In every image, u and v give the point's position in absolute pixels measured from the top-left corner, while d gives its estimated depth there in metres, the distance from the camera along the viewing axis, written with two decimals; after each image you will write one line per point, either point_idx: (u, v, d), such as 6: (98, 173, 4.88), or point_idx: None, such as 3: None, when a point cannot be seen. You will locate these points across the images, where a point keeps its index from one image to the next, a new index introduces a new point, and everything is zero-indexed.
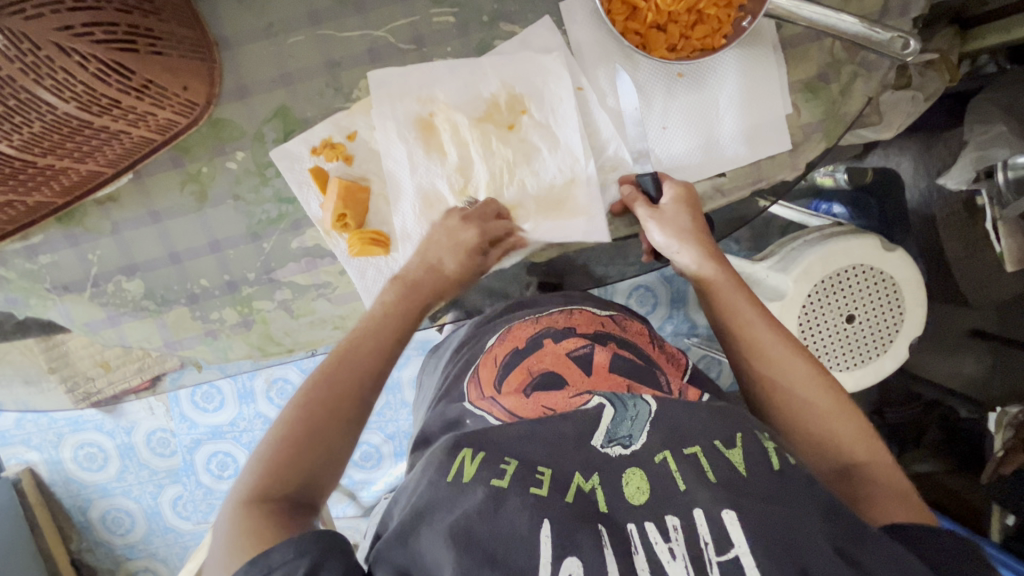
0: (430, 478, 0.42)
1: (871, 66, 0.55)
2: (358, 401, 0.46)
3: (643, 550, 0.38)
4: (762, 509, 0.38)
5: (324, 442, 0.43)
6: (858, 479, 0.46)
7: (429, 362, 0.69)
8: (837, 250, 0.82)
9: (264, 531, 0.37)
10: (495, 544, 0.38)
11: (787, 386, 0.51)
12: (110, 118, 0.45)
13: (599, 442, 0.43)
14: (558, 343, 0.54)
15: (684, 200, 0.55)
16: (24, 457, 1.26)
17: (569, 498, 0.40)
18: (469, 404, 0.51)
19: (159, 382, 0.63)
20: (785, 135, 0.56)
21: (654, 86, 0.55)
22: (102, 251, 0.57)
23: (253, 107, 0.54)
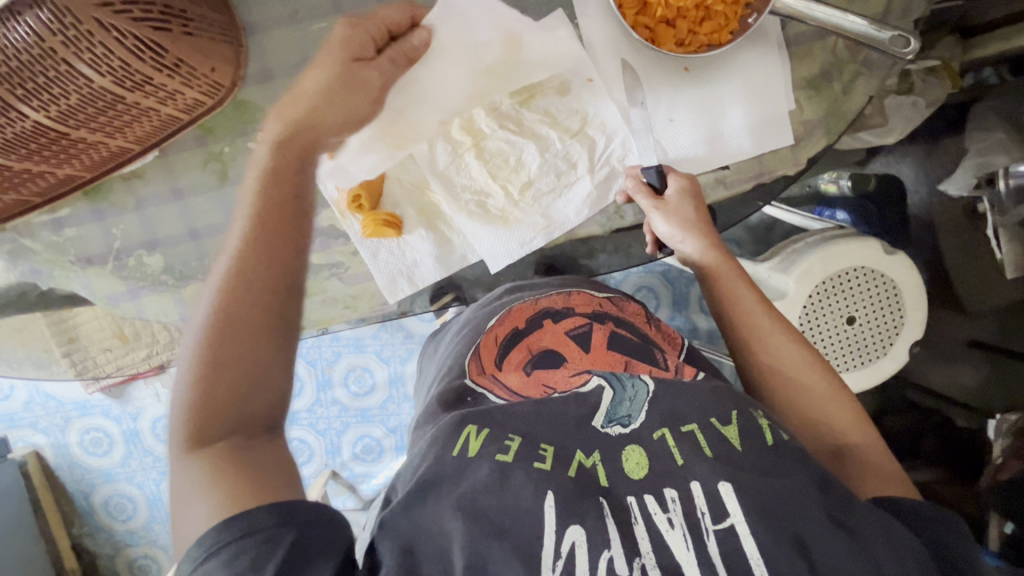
0: (435, 453, 0.44)
1: (873, 65, 0.57)
2: (260, 324, 0.43)
3: (643, 520, 0.39)
4: (757, 482, 0.40)
5: (243, 377, 0.41)
6: (854, 459, 0.48)
7: (428, 348, 0.70)
8: (837, 252, 0.83)
9: (228, 491, 0.37)
10: (501, 513, 0.39)
11: (785, 370, 0.53)
12: (142, 95, 0.48)
13: (599, 423, 0.44)
14: (557, 322, 0.56)
15: (690, 192, 0.57)
16: (31, 440, 1.28)
17: (572, 472, 0.42)
18: (469, 380, 0.52)
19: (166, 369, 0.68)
20: (787, 131, 0.58)
21: (662, 79, 0.57)
22: (125, 226, 0.59)
23: (276, 90, 0.56)
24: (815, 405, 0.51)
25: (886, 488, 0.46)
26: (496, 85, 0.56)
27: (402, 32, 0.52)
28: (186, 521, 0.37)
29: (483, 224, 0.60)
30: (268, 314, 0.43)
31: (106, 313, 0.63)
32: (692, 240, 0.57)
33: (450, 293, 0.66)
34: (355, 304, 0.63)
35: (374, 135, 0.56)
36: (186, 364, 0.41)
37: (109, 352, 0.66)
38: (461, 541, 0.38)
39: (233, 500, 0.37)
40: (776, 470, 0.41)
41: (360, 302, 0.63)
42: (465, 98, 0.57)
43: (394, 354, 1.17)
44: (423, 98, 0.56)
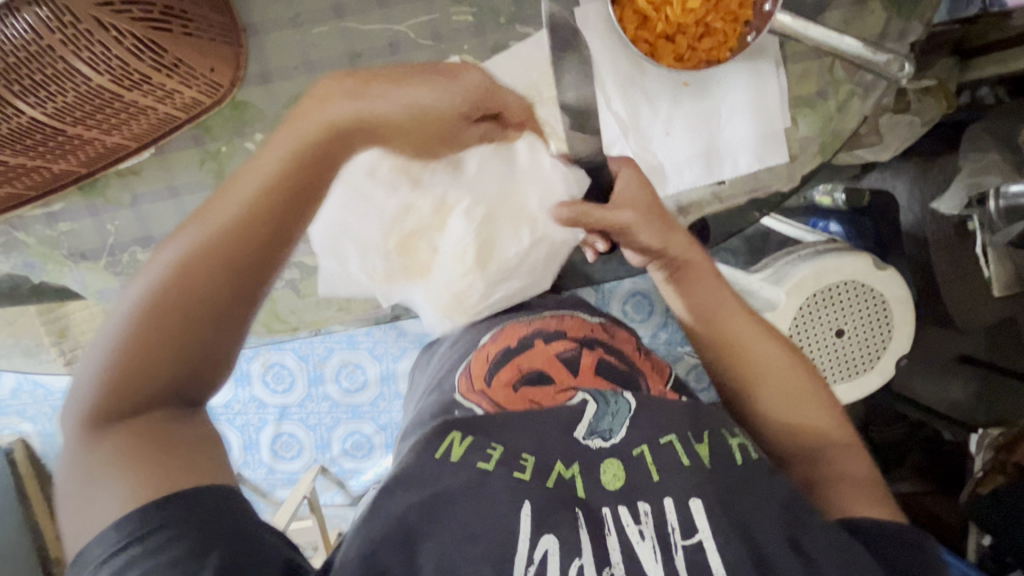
0: (417, 453, 0.44)
1: (869, 85, 0.58)
2: (218, 302, 0.36)
3: (616, 532, 0.40)
4: (725, 503, 0.41)
5: (188, 354, 0.36)
6: (820, 461, 0.49)
7: (421, 358, 0.71)
8: (830, 265, 0.84)
9: (137, 487, 0.34)
10: (474, 518, 0.40)
11: (760, 370, 0.53)
12: (140, 94, 0.48)
13: (581, 435, 0.46)
14: (548, 344, 0.56)
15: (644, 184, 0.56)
16: (18, 427, 1.27)
17: (550, 483, 0.42)
18: (458, 395, 0.53)
19: None
20: (783, 148, 0.58)
21: (660, 94, 0.57)
22: (120, 222, 0.58)
23: (275, 92, 0.56)
24: (791, 414, 0.52)
25: (851, 495, 0.46)
26: None
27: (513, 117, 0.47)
28: (89, 503, 0.34)
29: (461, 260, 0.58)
30: (234, 295, 0.36)
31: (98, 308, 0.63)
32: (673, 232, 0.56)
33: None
34: (349, 307, 0.63)
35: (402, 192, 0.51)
36: (128, 306, 0.36)
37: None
38: (434, 541, 0.39)
39: (131, 500, 0.34)
40: (740, 487, 0.42)
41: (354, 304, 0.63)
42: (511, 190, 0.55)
43: (386, 352, 1.17)
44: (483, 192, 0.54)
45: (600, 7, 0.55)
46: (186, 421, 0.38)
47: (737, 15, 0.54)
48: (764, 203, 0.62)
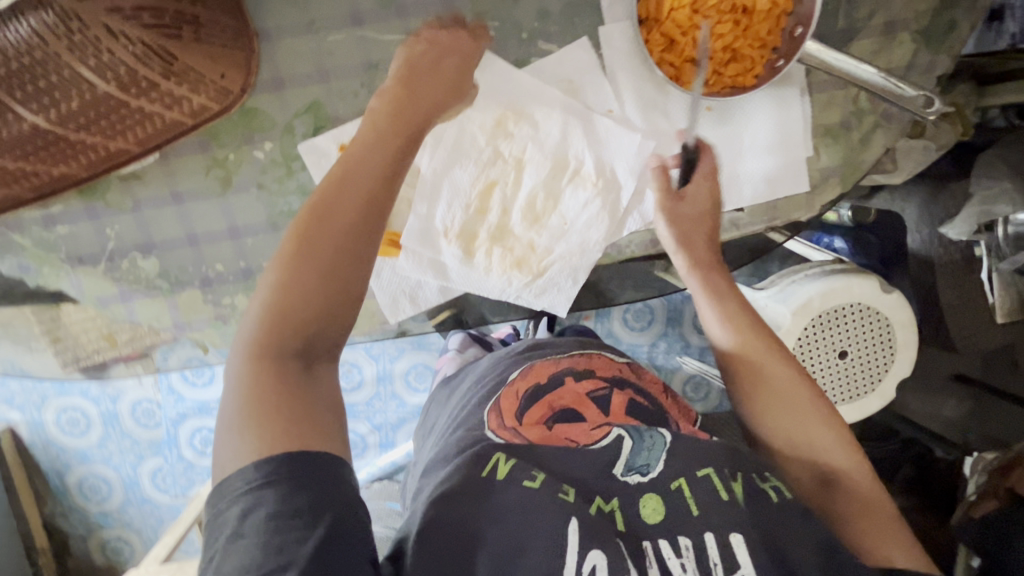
0: (463, 471, 0.44)
1: (893, 118, 0.57)
2: (353, 256, 0.43)
3: (657, 563, 0.41)
4: (767, 540, 0.41)
5: (327, 306, 0.41)
6: (840, 493, 0.49)
7: (438, 393, 0.71)
8: (838, 287, 0.83)
9: (267, 437, 0.37)
10: (519, 537, 0.41)
11: (778, 393, 0.52)
12: (147, 100, 0.48)
13: (619, 472, 0.45)
14: (577, 382, 0.55)
15: (708, 197, 0.55)
16: (6, 416, 1.25)
17: (593, 509, 0.43)
18: (490, 432, 0.50)
19: (147, 358, 0.62)
20: (803, 177, 0.57)
21: (682, 117, 0.56)
22: (120, 227, 0.56)
23: (287, 101, 0.53)
24: (801, 443, 0.51)
25: (874, 535, 0.46)
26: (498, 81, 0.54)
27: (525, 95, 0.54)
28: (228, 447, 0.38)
29: (523, 224, 0.57)
30: (368, 245, 0.44)
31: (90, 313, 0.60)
32: (685, 254, 0.55)
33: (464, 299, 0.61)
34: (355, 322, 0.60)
35: (454, 159, 0.55)
36: (287, 259, 0.42)
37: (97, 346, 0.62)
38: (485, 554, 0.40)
39: (265, 448, 0.37)
40: (784, 525, 0.42)
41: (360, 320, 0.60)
42: (541, 159, 0.56)
43: (384, 352, 1.15)
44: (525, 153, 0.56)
45: (626, 26, 0.54)
46: (314, 377, 0.41)
47: (765, 41, 0.53)
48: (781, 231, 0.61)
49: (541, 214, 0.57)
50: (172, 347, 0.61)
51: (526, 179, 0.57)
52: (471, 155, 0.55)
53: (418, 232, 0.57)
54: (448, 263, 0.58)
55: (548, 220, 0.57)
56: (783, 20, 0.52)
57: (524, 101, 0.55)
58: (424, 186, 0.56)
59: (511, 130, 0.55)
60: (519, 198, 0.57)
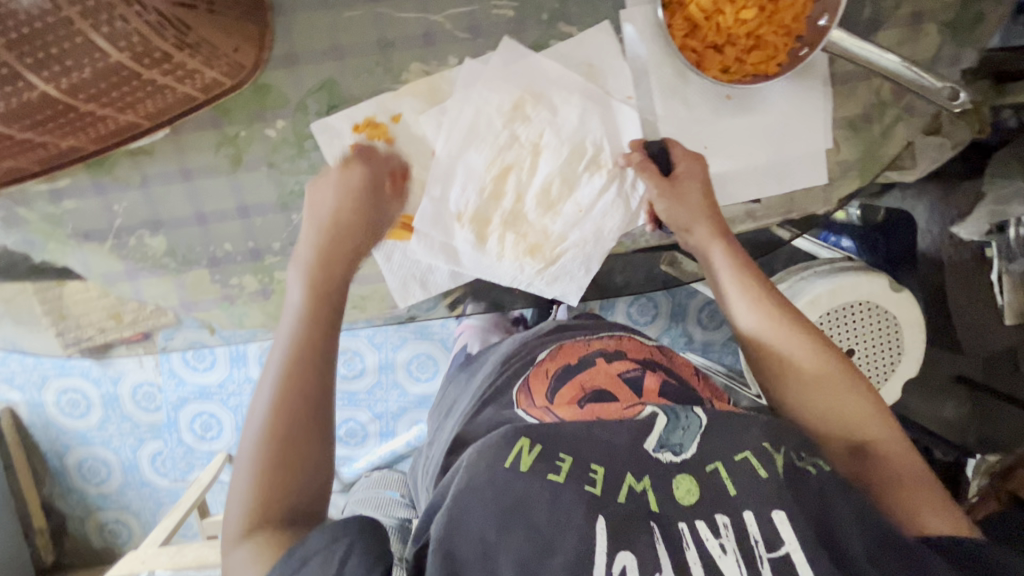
0: (484, 460, 0.43)
1: (914, 111, 0.56)
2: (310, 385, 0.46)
3: (695, 545, 0.41)
4: (806, 512, 0.41)
5: (296, 465, 0.43)
6: (872, 459, 0.50)
7: (457, 377, 0.73)
8: (846, 285, 0.83)
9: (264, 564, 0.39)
10: (548, 531, 0.40)
11: (800, 367, 0.52)
12: (159, 72, 0.45)
13: (651, 447, 0.45)
14: (609, 363, 0.56)
15: (696, 172, 0.55)
16: (5, 395, 1.25)
17: (621, 498, 0.42)
18: (520, 410, 0.52)
19: (151, 338, 0.61)
20: (822, 169, 0.57)
21: (701, 105, 0.55)
22: (128, 203, 0.56)
23: (300, 77, 0.53)
24: (829, 416, 0.51)
25: (912, 499, 0.47)
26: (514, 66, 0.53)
27: (546, 77, 0.54)
28: None
29: (536, 210, 0.57)
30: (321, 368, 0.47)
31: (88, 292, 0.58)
32: (700, 223, 0.55)
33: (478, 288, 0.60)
34: (363, 305, 0.59)
35: (470, 142, 0.54)
36: (247, 456, 0.44)
37: (98, 327, 0.60)
38: (511, 554, 0.39)
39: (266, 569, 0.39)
40: (830, 501, 0.43)
41: (369, 303, 0.59)
42: (557, 145, 0.55)
43: (386, 341, 1.15)
44: (542, 139, 0.55)
45: (648, 10, 0.53)
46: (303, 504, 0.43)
47: (789, 29, 0.52)
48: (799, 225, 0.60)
49: (556, 202, 0.56)
50: (175, 330, 0.60)
51: (540, 169, 0.56)
52: (487, 139, 0.54)
53: (431, 212, 0.56)
54: (465, 245, 0.57)
55: (563, 208, 0.56)
56: (808, 7, 0.51)
57: (542, 83, 0.54)
58: (439, 168, 0.55)
59: (529, 114, 0.54)
60: (533, 185, 0.56)
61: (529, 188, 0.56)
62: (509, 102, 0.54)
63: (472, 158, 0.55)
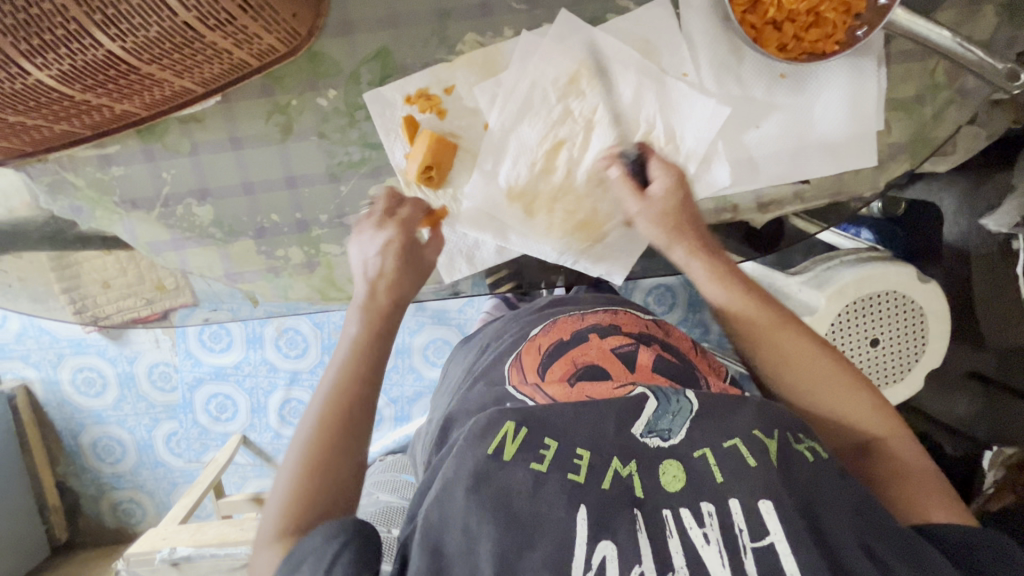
0: (465, 449, 0.41)
1: (968, 93, 0.55)
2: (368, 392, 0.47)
3: (677, 533, 0.37)
4: (797, 503, 0.39)
5: (333, 473, 0.43)
6: (876, 454, 0.49)
7: (457, 354, 0.72)
8: (871, 274, 0.75)
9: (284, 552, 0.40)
10: (530, 521, 0.38)
11: (801, 371, 0.50)
12: (221, 36, 0.44)
13: (639, 432, 0.41)
14: (603, 338, 0.54)
15: (676, 184, 0.54)
16: (20, 372, 1.24)
17: (605, 485, 0.39)
18: (512, 387, 0.50)
19: (168, 317, 0.61)
20: (871, 152, 0.56)
21: (755, 84, 0.55)
22: (177, 170, 0.55)
23: (356, 46, 0.53)
24: (832, 415, 0.50)
25: (911, 492, 0.46)
26: (572, 40, 0.53)
27: (604, 52, 0.53)
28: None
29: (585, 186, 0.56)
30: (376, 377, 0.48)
31: (131, 261, 0.59)
32: (678, 244, 0.54)
33: (508, 268, 0.60)
34: None
35: (525, 117, 0.54)
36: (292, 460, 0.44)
37: (138, 298, 0.60)
38: (490, 547, 0.37)
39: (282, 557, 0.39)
40: (818, 489, 0.40)
41: None
42: (610, 120, 0.55)
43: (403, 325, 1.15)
44: (597, 115, 0.55)
45: None
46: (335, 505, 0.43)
47: (848, 7, 0.51)
48: (838, 216, 0.60)
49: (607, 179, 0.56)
50: (194, 310, 0.61)
51: (590, 150, 0.55)
52: (540, 112, 0.54)
53: (480, 183, 0.56)
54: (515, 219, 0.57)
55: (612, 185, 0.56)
56: None
57: (599, 57, 0.53)
58: (491, 142, 0.55)
59: (584, 89, 0.54)
60: (585, 161, 0.56)
61: (580, 163, 0.56)
62: (565, 77, 0.54)
63: (525, 134, 0.55)
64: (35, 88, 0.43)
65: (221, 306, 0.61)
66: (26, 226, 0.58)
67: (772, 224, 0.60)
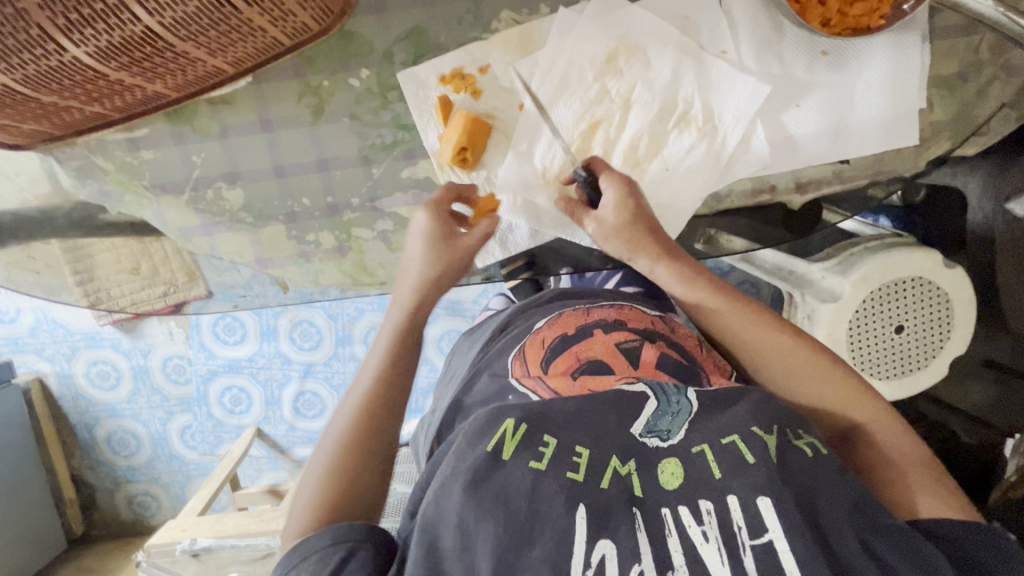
0: (463, 447, 0.40)
1: (1013, 69, 0.54)
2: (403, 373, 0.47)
3: (676, 533, 0.37)
4: (794, 496, 0.37)
5: (368, 454, 0.43)
6: (859, 442, 0.47)
7: (462, 344, 0.68)
8: (897, 260, 0.71)
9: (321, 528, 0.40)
10: (529, 519, 0.37)
11: (769, 362, 0.49)
12: (257, 12, 0.43)
13: (638, 431, 0.41)
14: (608, 333, 0.52)
15: (624, 199, 0.51)
16: (34, 366, 1.24)
17: (604, 483, 0.39)
18: (514, 380, 0.50)
19: (183, 308, 0.60)
20: (914, 130, 0.55)
21: (795, 61, 0.54)
22: (207, 154, 0.54)
23: (388, 24, 0.52)
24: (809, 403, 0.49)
25: (899, 482, 0.44)
26: (611, 19, 0.53)
27: (643, 30, 0.53)
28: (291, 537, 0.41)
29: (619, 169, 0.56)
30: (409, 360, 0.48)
31: (158, 248, 0.58)
32: (641, 255, 0.51)
33: (523, 258, 0.59)
34: None
35: (561, 98, 0.54)
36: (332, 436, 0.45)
37: (153, 290, 0.59)
38: (490, 546, 0.36)
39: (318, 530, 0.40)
40: (818, 485, 0.39)
41: None
42: (646, 100, 0.55)
43: None
44: (635, 95, 0.55)
45: None
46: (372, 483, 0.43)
47: None
48: (851, 206, 0.59)
49: (643, 160, 0.56)
50: (207, 302, 0.60)
51: (627, 131, 0.55)
52: (577, 92, 0.54)
53: (513, 164, 0.55)
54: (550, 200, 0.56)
55: (648, 165, 0.56)
56: None
57: (636, 35, 0.53)
58: (526, 123, 0.55)
59: (622, 67, 0.54)
60: (620, 142, 0.55)
61: (615, 143, 0.55)
62: (602, 57, 0.54)
63: (562, 115, 0.55)
64: (71, 65, 0.42)
65: (239, 297, 0.60)
66: (53, 212, 0.57)
67: (807, 206, 0.59)
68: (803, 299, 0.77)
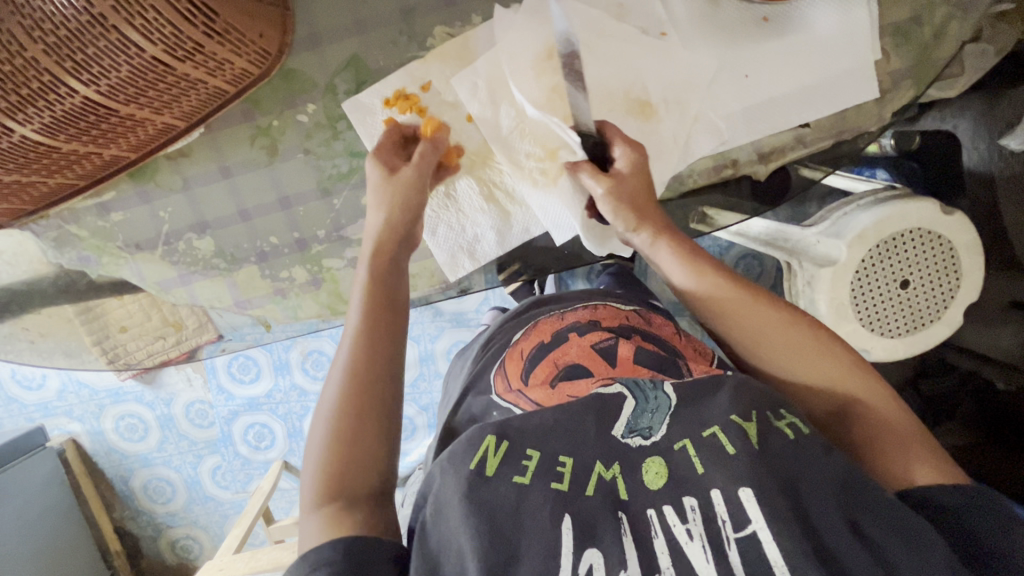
0: (449, 468, 0.39)
1: (968, 7, 0.52)
2: (389, 330, 0.46)
3: (662, 533, 0.36)
4: (775, 482, 0.36)
5: (372, 415, 0.42)
6: (853, 420, 0.44)
7: (455, 364, 0.68)
8: (895, 215, 0.67)
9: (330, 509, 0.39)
10: (515, 537, 0.36)
11: (767, 342, 0.46)
12: (191, 66, 0.44)
13: (619, 432, 0.40)
14: (582, 335, 0.52)
15: (638, 165, 0.52)
16: (66, 427, 1.27)
17: (590, 490, 0.38)
18: (496, 396, 0.50)
19: (196, 354, 0.63)
20: (871, 83, 0.53)
21: (736, 33, 0.53)
22: (173, 208, 0.56)
23: (325, 57, 0.53)
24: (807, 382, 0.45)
25: (894, 458, 0.42)
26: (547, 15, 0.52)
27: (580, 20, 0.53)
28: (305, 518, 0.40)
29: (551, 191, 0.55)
30: (396, 320, 0.47)
31: (142, 304, 0.60)
32: (644, 226, 0.51)
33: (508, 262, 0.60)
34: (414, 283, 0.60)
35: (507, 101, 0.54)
36: (330, 398, 0.43)
37: (163, 340, 0.61)
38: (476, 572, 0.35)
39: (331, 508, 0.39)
40: (802, 470, 0.37)
41: (420, 280, 0.60)
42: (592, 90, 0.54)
43: (423, 331, 1.02)
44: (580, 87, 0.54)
45: None
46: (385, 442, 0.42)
47: None
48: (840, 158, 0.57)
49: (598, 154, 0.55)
50: (219, 344, 0.62)
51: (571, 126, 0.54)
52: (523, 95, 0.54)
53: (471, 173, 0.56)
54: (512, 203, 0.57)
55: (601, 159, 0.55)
56: None
57: (574, 28, 0.53)
58: (478, 131, 0.55)
59: (564, 61, 0.53)
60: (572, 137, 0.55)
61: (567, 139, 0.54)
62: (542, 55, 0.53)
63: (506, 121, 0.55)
64: (22, 144, 0.44)
65: (247, 336, 0.62)
66: (40, 284, 0.59)
67: (775, 174, 0.57)
68: (800, 266, 0.73)
